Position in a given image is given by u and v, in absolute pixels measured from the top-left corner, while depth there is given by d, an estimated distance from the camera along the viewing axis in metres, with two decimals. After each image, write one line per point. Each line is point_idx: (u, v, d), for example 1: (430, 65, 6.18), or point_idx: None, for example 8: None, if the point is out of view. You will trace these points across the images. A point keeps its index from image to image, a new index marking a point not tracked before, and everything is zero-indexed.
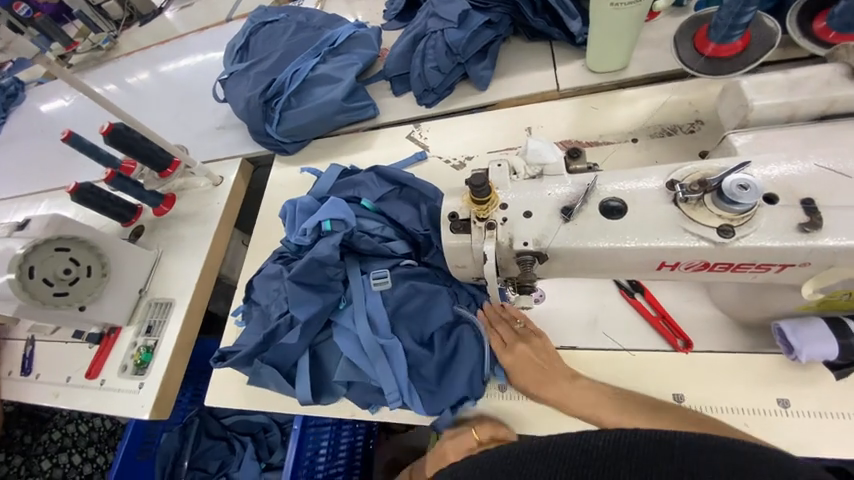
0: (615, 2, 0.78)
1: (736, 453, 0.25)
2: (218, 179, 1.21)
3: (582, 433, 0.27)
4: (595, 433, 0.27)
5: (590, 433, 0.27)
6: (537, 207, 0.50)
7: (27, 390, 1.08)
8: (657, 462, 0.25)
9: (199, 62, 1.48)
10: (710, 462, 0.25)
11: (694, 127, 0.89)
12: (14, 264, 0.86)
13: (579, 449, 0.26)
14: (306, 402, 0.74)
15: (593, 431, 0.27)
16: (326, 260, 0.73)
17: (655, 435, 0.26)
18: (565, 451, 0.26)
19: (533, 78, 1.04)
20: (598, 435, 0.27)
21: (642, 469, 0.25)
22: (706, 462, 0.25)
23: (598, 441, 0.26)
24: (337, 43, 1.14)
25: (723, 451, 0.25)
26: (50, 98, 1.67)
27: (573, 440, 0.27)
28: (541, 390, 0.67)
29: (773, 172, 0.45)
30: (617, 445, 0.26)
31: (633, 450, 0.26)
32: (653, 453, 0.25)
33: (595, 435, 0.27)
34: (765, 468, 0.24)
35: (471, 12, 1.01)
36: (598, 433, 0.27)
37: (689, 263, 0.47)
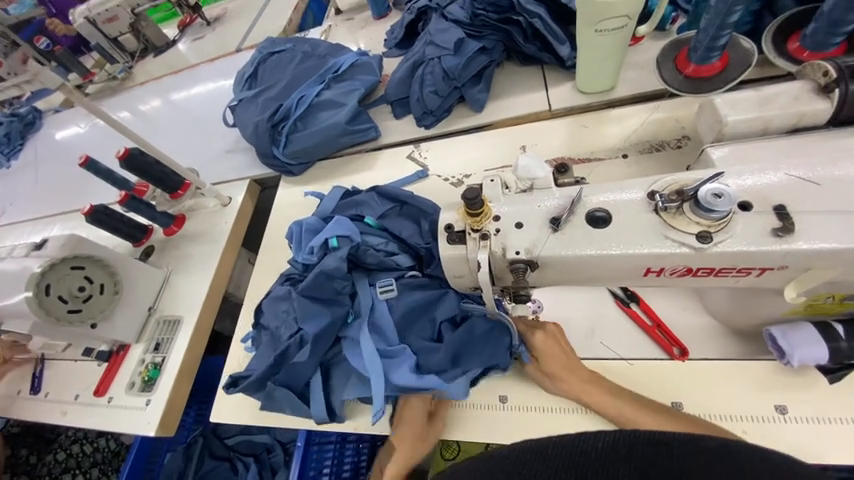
0: (599, 28, 0.84)
1: (738, 453, 0.25)
2: (227, 200, 1.26)
3: (582, 434, 0.27)
4: (594, 434, 0.27)
5: (590, 434, 0.27)
6: (527, 219, 0.53)
7: (36, 408, 1.09)
8: (656, 462, 0.25)
9: (210, 90, 1.57)
10: (711, 463, 0.24)
11: (681, 143, 0.93)
12: (31, 282, 0.90)
13: (579, 450, 0.26)
14: (322, 420, 0.77)
15: (593, 433, 0.27)
16: (334, 273, 0.75)
17: (653, 436, 0.27)
18: (565, 452, 0.26)
19: (526, 99, 1.09)
20: (598, 436, 0.27)
21: (641, 468, 0.25)
22: (705, 462, 0.25)
23: (597, 442, 0.27)
24: (341, 71, 1.21)
25: (723, 452, 0.25)
26: (67, 126, 1.75)
27: (574, 441, 0.27)
28: (572, 371, 0.69)
29: (747, 182, 0.48)
30: (616, 446, 0.26)
31: (633, 450, 0.26)
32: (651, 454, 0.26)
33: (595, 436, 0.27)
34: (765, 469, 0.24)
35: (466, 40, 1.08)
36: (597, 434, 0.27)
37: (673, 269, 0.50)
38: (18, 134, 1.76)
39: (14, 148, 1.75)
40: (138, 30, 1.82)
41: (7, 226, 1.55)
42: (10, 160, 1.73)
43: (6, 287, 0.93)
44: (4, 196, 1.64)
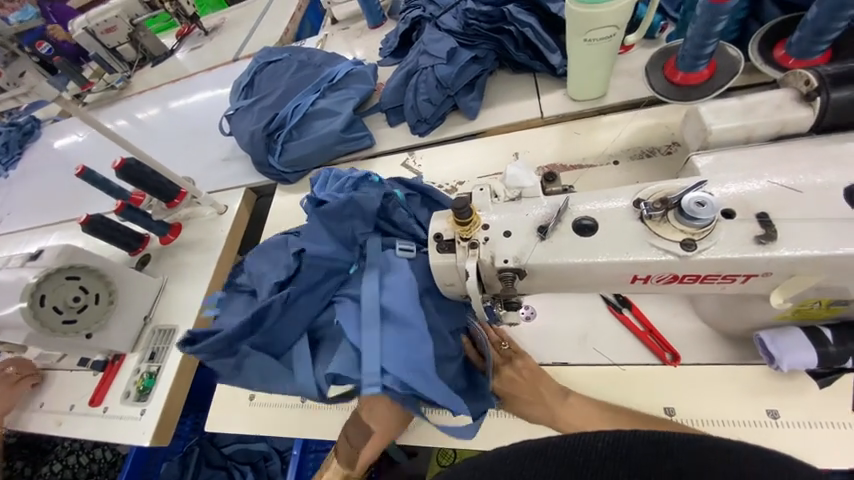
0: (588, 38, 0.85)
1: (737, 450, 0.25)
2: (223, 208, 1.27)
3: (582, 434, 0.27)
4: (594, 434, 0.27)
5: (590, 434, 0.27)
6: (515, 227, 0.53)
7: (31, 418, 1.09)
8: (657, 462, 0.25)
9: (207, 99, 1.58)
10: (708, 464, 0.25)
11: (672, 148, 0.94)
12: (26, 292, 0.91)
13: (579, 450, 0.26)
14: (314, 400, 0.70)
15: (594, 432, 0.27)
16: (358, 212, 0.75)
17: (653, 436, 0.27)
18: (565, 451, 0.26)
19: (518, 107, 1.10)
20: (598, 436, 0.27)
21: (642, 467, 0.25)
22: (703, 462, 0.25)
23: (598, 442, 0.26)
24: (336, 80, 1.23)
25: (722, 454, 0.25)
26: (65, 135, 1.76)
27: (574, 440, 0.27)
28: (530, 411, 0.69)
29: (730, 190, 0.49)
30: (616, 445, 0.26)
31: (632, 450, 0.26)
32: (652, 453, 0.26)
33: (594, 436, 0.27)
34: (762, 468, 0.24)
35: (458, 49, 1.09)
36: (598, 432, 0.27)
37: (660, 276, 0.50)
38: (16, 144, 1.76)
39: (12, 158, 1.76)
40: (135, 39, 1.82)
41: (5, 235, 1.55)
42: (8, 169, 1.74)
43: (1, 298, 0.94)
44: (2, 206, 1.65)
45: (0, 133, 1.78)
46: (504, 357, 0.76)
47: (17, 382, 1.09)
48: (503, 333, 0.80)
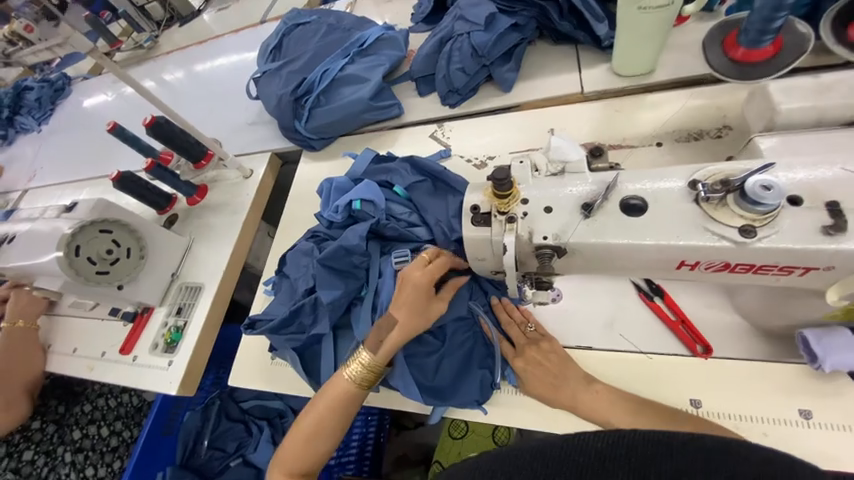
0: (644, 5, 0.79)
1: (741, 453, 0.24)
2: (248, 172, 1.27)
3: (580, 433, 0.26)
4: (594, 434, 0.25)
5: (591, 433, 0.25)
6: (557, 204, 0.51)
7: (65, 362, 1.15)
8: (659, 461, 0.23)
9: (233, 62, 1.56)
10: (712, 462, 0.23)
11: (722, 132, 0.88)
12: (62, 242, 0.93)
13: (578, 449, 0.25)
14: None
15: (593, 431, 0.25)
16: (353, 249, 0.80)
17: (654, 435, 0.25)
18: (563, 453, 0.25)
19: (556, 81, 1.05)
20: (597, 434, 0.25)
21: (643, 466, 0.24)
22: (705, 464, 0.23)
23: (596, 442, 0.25)
24: (365, 45, 1.18)
25: (728, 454, 0.24)
26: (93, 94, 1.77)
27: (571, 440, 0.25)
28: (552, 394, 0.68)
29: (798, 175, 0.45)
30: (617, 445, 0.25)
31: (633, 450, 0.24)
32: (652, 454, 0.24)
33: (594, 435, 0.25)
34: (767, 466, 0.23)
35: (497, 15, 1.03)
36: (597, 430, 0.25)
37: (710, 263, 0.47)
38: (48, 100, 1.79)
39: (44, 113, 1.78)
40: None
41: (39, 188, 1.59)
42: (40, 125, 1.77)
43: (36, 246, 0.96)
44: (35, 160, 1.69)
45: (33, 89, 1.80)
46: (528, 339, 0.74)
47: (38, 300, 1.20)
48: (528, 313, 0.78)
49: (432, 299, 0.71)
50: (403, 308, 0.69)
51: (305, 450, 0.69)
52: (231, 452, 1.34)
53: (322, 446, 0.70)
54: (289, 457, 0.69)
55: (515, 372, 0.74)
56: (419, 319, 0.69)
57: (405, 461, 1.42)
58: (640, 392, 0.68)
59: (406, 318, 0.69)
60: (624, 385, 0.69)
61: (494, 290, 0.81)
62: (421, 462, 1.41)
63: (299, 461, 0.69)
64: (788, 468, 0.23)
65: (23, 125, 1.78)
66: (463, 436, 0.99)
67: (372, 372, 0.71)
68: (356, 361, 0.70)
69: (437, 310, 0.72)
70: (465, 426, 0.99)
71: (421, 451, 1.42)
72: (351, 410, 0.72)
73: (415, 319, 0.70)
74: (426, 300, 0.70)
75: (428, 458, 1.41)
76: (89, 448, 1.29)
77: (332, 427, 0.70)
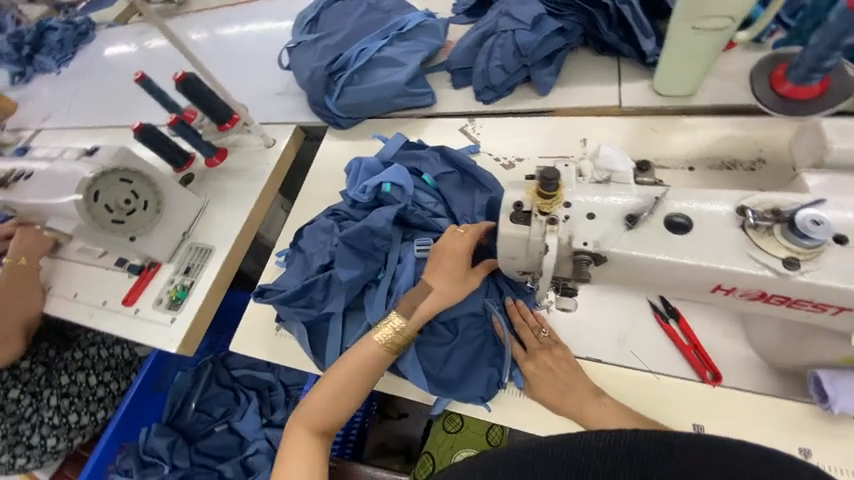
0: (698, 26, 0.79)
1: (738, 452, 0.25)
2: (271, 141, 1.25)
3: (583, 433, 0.26)
4: (596, 433, 0.26)
5: (591, 433, 0.26)
6: (602, 211, 0.51)
7: (65, 307, 1.14)
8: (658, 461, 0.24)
9: (265, 29, 1.53)
10: (711, 462, 0.24)
11: (755, 165, 0.88)
12: (83, 186, 0.92)
13: (580, 449, 0.26)
14: None
15: (594, 432, 0.26)
16: (377, 231, 0.79)
17: (655, 435, 0.26)
18: (567, 452, 0.26)
19: (594, 92, 1.04)
20: (598, 434, 0.26)
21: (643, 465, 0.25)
22: (702, 462, 0.24)
23: (598, 441, 0.26)
24: (406, 29, 1.17)
25: (724, 453, 0.24)
26: (115, 43, 1.74)
27: (575, 440, 0.26)
28: (558, 401, 0.69)
29: (847, 216, 0.45)
30: (617, 445, 0.25)
31: (634, 449, 0.25)
32: (654, 454, 0.25)
33: (595, 435, 0.26)
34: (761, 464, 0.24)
35: (545, 17, 1.02)
36: (596, 430, 0.26)
37: (746, 291, 0.48)
38: (70, 42, 1.75)
39: (65, 55, 1.75)
40: None
41: (52, 130, 1.57)
42: (59, 66, 1.74)
43: (53, 186, 0.95)
44: (51, 102, 1.66)
45: (56, 29, 1.76)
46: (540, 343, 0.75)
47: (39, 241, 1.17)
48: (543, 319, 0.78)
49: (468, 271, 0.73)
50: (439, 276, 0.72)
51: (328, 406, 0.71)
52: (217, 418, 1.33)
53: (345, 404, 0.72)
54: (314, 411, 0.71)
55: (523, 374, 0.74)
56: (454, 288, 0.72)
57: (385, 450, 1.43)
58: (645, 408, 0.69)
59: (442, 286, 0.72)
60: (629, 401, 0.70)
61: (511, 291, 0.81)
62: (401, 452, 1.41)
63: (321, 416, 0.71)
64: (783, 468, 0.24)
65: (42, 65, 1.75)
66: (456, 431, 1.00)
67: (404, 337, 0.72)
68: (388, 325, 0.71)
69: (473, 282, 0.74)
70: (460, 421, 1.00)
71: (402, 442, 1.43)
72: (376, 375, 0.73)
73: (450, 287, 0.72)
74: (462, 272, 0.73)
75: (408, 449, 1.41)
76: (76, 395, 1.29)
77: (356, 389, 0.72)
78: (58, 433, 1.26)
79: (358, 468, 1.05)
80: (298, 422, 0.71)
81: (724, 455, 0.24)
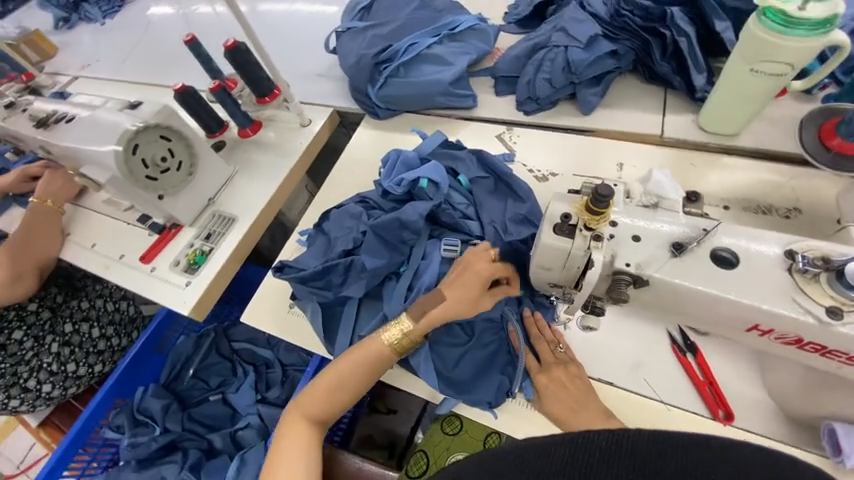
0: (756, 69, 0.79)
1: (739, 453, 0.23)
2: (307, 121, 1.26)
3: (582, 433, 0.25)
4: (594, 432, 0.25)
5: (591, 432, 0.25)
6: (646, 235, 0.54)
7: (82, 255, 1.15)
8: (658, 459, 0.23)
9: (314, 10, 1.54)
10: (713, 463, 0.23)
11: (790, 214, 0.87)
12: (125, 138, 0.92)
13: (582, 448, 0.25)
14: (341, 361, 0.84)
15: (593, 430, 0.25)
16: (407, 224, 0.80)
17: (656, 433, 0.25)
18: (567, 451, 0.25)
19: (637, 118, 1.04)
20: (597, 434, 0.25)
21: (645, 465, 0.23)
22: (705, 461, 0.23)
23: (599, 439, 0.25)
24: (457, 30, 1.17)
25: (728, 455, 0.23)
26: (162, 3, 1.76)
27: (575, 438, 0.25)
28: (567, 418, 0.69)
29: None
30: (619, 444, 0.24)
31: (636, 448, 0.24)
32: (655, 452, 0.23)
33: (596, 434, 0.25)
34: (762, 463, 0.23)
35: (599, 38, 1.02)
36: (597, 429, 0.25)
37: (782, 335, 0.51)
38: None
39: (112, 8, 1.77)
40: None
41: (90, 79, 1.59)
42: (105, 18, 1.76)
43: (92, 134, 0.96)
44: (92, 51, 1.68)
45: None
46: (555, 358, 0.75)
47: (65, 187, 1.19)
48: (560, 335, 0.78)
49: (483, 292, 0.72)
50: (455, 290, 0.71)
51: (327, 398, 0.72)
52: (212, 388, 1.34)
53: (343, 397, 0.73)
54: (310, 402, 0.72)
55: (534, 386, 0.74)
56: (466, 304, 0.71)
57: (370, 443, 1.42)
58: None
59: (455, 300, 0.71)
60: (637, 427, 0.70)
61: (530, 302, 0.81)
62: (386, 448, 1.41)
63: (318, 407, 0.72)
64: (788, 467, 0.23)
65: (88, 14, 1.77)
66: (453, 434, 1.00)
67: (410, 341, 0.72)
68: (397, 327, 0.71)
69: (486, 303, 0.73)
70: (459, 424, 1.00)
71: (388, 437, 1.42)
72: (379, 372, 0.73)
73: (463, 302, 0.71)
74: (477, 291, 0.72)
75: (393, 445, 1.41)
76: (77, 344, 1.29)
77: (356, 384, 0.72)
78: (54, 380, 1.27)
79: (347, 455, 1.04)
80: (295, 409, 0.73)
81: (728, 457, 0.23)
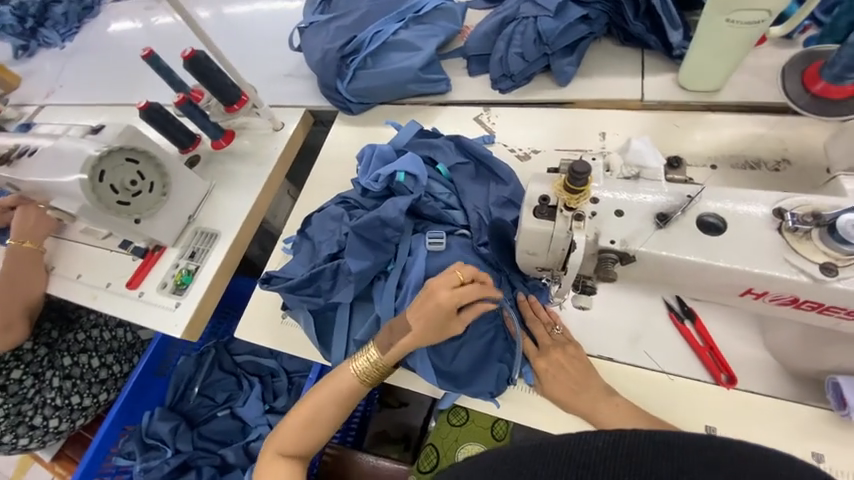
0: (732, 19, 0.76)
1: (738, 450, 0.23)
2: (279, 125, 1.22)
3: (581, 433, 0.24)
4: (594, 433, 0.23)
5: (590, 433, 0.23)
6: (629, 208, 0.51)
7: (68, 287, 1.13)
8: (659, 459, 0.22)
9: (275, 7, 1.48)
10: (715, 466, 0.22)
11: (780, 166, 0.85)
12: (88, 165, 0.90)
13: (579, 450, 0.23)
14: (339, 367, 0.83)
15: (594, 431, 0.23)
16: (389, 222, 0.77)
17: (657, 433, 0.23)
18: (563, 451, 0.23)
19: (616, 84, 1.01)
20: (597, 434, 0.23)
21: (644, 465, 0.22)
22: (704, 460, 0.22)
23: (598, 440, 0.23)
24: (423, 11, 1.12)
25: (725, 452, 0.23)
26: (120, 18, 1.69)
27: (572, 438, 0.23)
28: (570, 399, 0.68)
29: None
30: (618, 445, 0.23)
31: (634, 449, 0.22)
32: (656, 454, 0.22)
33: (595, 435, 0.23)
34: (761, 463, 0.22)
35: (569, 4, 0.98)
36: (596, 429, 0.24)
37: (777, 296, 0.49)
38: (75, 16, 1.70)
39: (70, 30, 1.70)
40: None
41: (55, 107, 1.54)
42: (64, 41, 1.69)
43: (57, 164, 0.93)
44: (55, 77, 1.62)
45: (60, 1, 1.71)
46: (552, 340, 0.74)
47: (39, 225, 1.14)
48: (555, 316, 0.77)
49: (450, 321, 0.66)
50: (418, 323, 0.67)
51: (301, 435, 0.71)
52: (220, 403, 1.34)
53: (321, 429, 0.72)
54: (287, 437, 0.71)
55: (534, 371, 0.73)
56: (431, 335, 0.67)
57: (385, 439, 1.43)
58: (658, 409, 0.68)
59: (419, 333, 0.67)
60: (641, 401, 0.69)
61: (523, 286, 0.79)
62: (401, 441, 1.41)
63: (294, 444, 0.71)
64: (782, 466, 0.22)
65: (46, 39, 1.70)
66: (462, 424, 1.00)
67: (380, 370, 0.72)
68: (365, 357, 0.71)
69: (455, 329, 0.68)
70: (465, 415, 1.00)
71: (402, 431, 1.43)
72: (351, 404, 0.73)
73: (428, 333, 0.67)
74: (444, 320, 0.66)
75: (408, 438, 1.42)
76: (78, 376, 1.28)
77: (331, 417, 0.72)
78: (60, 414, 1.25)
79: (359, 456, 1.05)
80: (271, 448, 0.72)
81: (726, 455, 0.22)
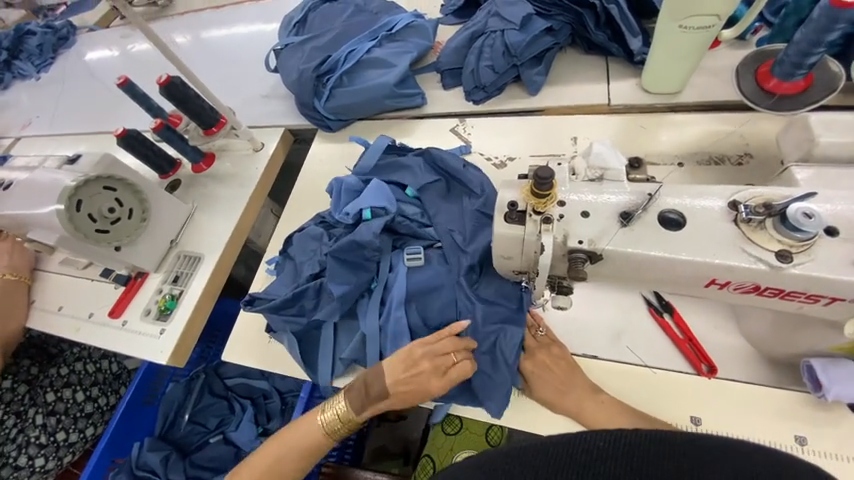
0: (685, 24, 0.80)
1: (736, 450, 0.24)
2: (259, 145, 1.23)
3: (583, 434, 0.26)
4: (596, 432, 0.26)
5: (590, 434, 0.26)
6: (595, 209, 0.54)
7: (49, 320, 1.11)
8: (656, 459, 0.24)
9: (251, 31, 1.50)
10: (714, 467, 0.24)
11: (742, 160, 0.89)
12: (65, 195, 0.90)
13: (580, 447, 0.25)
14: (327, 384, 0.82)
15: (594, 431, 0.26)
16: (365, 244, 0.78)
17: (654, 436, 0.25)
18: (565, 449, 0.25)
19: (584, 90, 1.05)
20: (599, 434, 0.26)
21: (641, 465, 0.24)
22: (705, 465, 0.24)
23: (598, 441, 0.25)
24: (395, 30, 1.16)
25: (724, 455, 0.24)
26: (97, 47, 1.69)
27: (574, 438, 0.26)
28: (557, 399, 0.69)
29: (825, 210, 0.49)
30: (617, 445, 0.25)
31: (633, 449, 0.25)
32: (655, 455, 0.24)
33: (596, 435, 0.25)
34: (765, 462, 0.24)
35: (533, 17, 1.02)
36: (596, 430, 0.26)
37: (740, 284, 0.51)
38: (50, 47, 1.69)
39: (45, 60, 1.69)
40: None
41: (34, 137, 1.52)
42: (39, 72, 1.69)
43: (35, 196, 0.92)
44: (32, 108, 1.61)
45: (35, 33, 1.70)
46: (537, 342, 0.75)
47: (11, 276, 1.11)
48: (541, 318, 0.78)
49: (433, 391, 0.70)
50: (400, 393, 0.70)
51: None
52: (211, 429, 1.31)
53: None
54: None
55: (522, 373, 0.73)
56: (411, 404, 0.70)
57: (382, 454, 1.41)
58: (643, 403, 0.69)
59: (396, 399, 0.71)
60: (627, 397, 0.70)
61: None
62: (400, 455, 1.40)
63: None
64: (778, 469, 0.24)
65: (22, 71, 1.69)
66: (456, 432, 1.00)
67: (344, 424, 0.74)
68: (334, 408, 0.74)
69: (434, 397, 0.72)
70: (459, 423, 1.00)
71: (401, 445, 1.41)
72: (311, 459, 0.75)
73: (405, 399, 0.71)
74: (428, 391, 0.70)
75: (407, 451, 1.40)
76: (62, 412, 1.24)
77: (290, 469, 0.73)
78: (46, 452, 1.21)
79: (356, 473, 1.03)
80: None
81: (723, 455, 0.24)
